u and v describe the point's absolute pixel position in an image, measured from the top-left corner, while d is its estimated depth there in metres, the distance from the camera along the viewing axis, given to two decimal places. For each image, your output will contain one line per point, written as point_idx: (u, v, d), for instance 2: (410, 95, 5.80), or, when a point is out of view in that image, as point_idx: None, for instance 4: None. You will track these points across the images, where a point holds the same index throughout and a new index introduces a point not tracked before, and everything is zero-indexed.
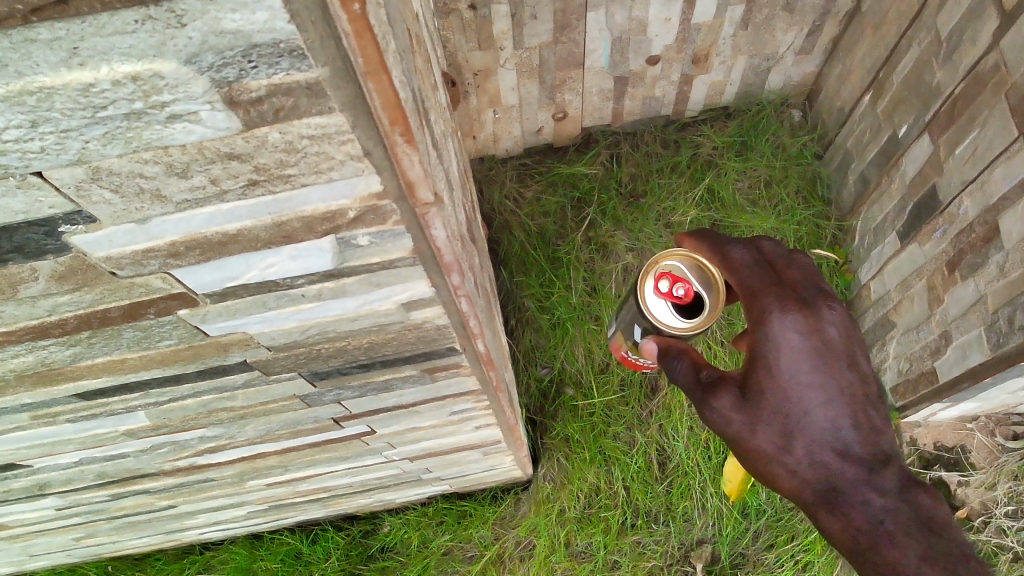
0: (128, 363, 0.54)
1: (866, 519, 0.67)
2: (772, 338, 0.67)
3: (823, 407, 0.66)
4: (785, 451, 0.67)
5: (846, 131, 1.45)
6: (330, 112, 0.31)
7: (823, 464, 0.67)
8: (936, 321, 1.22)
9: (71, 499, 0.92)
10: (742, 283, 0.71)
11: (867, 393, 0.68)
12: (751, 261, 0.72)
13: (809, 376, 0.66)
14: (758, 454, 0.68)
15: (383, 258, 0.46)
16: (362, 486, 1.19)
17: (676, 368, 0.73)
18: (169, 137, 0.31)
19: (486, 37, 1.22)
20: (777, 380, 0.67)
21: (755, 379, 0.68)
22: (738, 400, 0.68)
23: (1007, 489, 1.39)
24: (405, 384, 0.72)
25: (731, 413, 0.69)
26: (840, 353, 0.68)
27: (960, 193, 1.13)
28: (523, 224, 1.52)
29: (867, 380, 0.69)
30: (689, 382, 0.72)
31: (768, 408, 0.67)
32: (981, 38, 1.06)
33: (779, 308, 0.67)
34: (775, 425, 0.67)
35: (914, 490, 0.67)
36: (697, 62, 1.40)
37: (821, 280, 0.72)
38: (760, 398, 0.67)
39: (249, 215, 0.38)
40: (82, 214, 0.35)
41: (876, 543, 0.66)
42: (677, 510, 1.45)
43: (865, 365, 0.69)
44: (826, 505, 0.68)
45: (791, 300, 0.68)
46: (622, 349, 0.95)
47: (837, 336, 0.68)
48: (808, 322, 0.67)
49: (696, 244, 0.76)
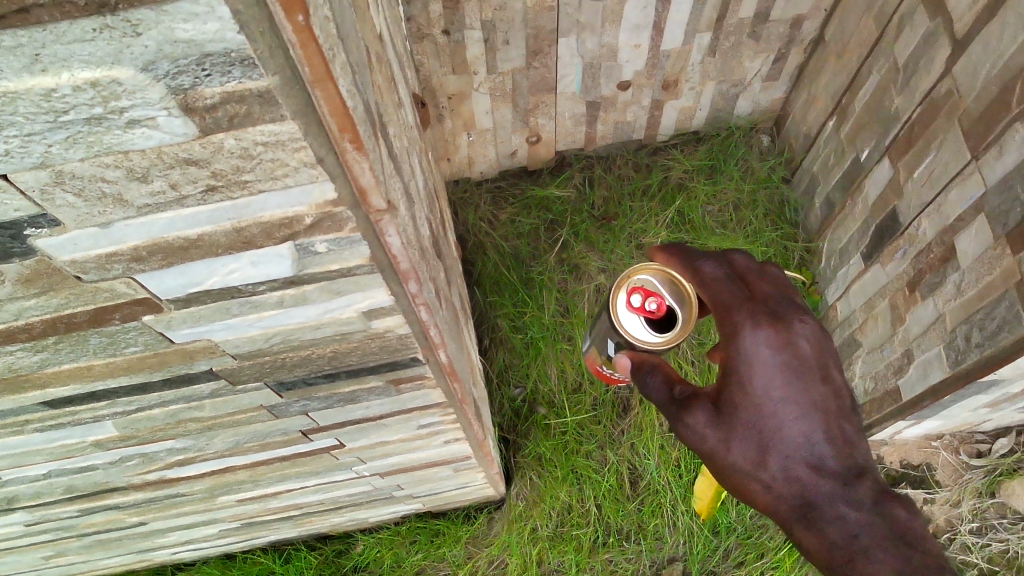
0: (94, 371, 0.55)
1: (841, 533, 0.66)
2: (744, 353, 0.67)
3: (796, 421, 0.67)
4: (761, 467, 0.67)
5: (812, 155, 1.48)
6: (282, 120, 0.34)
7: (798, 479, 0.67)
8: (898, 340, 1.25)
9: (40, 514, 0.92)
10: (714, 298, 0.71)
11: (840, 406, 0.69)
12: (723, 275, 0.72)
13: (782, 391, 0.67)
14: (733, 470, 0.69)
15: (341, 266, 0.48)
16: (334, 503, 1.20)
17: (650, 383, 0.74)
18: (129, 142, 0.33)
19: (459, 61, 1.25)
20: (751, 396, 0.67)
21: (728, 395, 0.68)
22: (712, 416, 0.69)
23: (972, 506, 1.42)
24: (371, 396, 0.74)
25: (706, 429, 0.69)
26: (812, 366, 0.68)
27: (918, 214, 1.17)
28: (498, 246, 1.54)
29: (840, 392, 0.69)
30: (664, 398, 0.73)
31: (743, 425, 0.67)
32: (935, 64, 1.10)
33: (751, 323, 0.68)
34: (749, 441, 0.67)
35: (889, 503, 0.67)
36: (667, 88, 1.43)
37: (794, 293, 0.72)
38: (734, 414, 0.68)
39: (209, 221, 0.40)
40: (46, 217, 0.37)
41: (852, 558, 0.66)
42: (649, 528, 1.47)
43: (837, 378, 0.69)
44: (801, 520, 0.68)
45: (763, 315, 0.68)
46: (598, 363, 0.97)
47: (809, 350, 0.68)
48: (779, 337, 0.68)
49: (668, 259, 0.76)
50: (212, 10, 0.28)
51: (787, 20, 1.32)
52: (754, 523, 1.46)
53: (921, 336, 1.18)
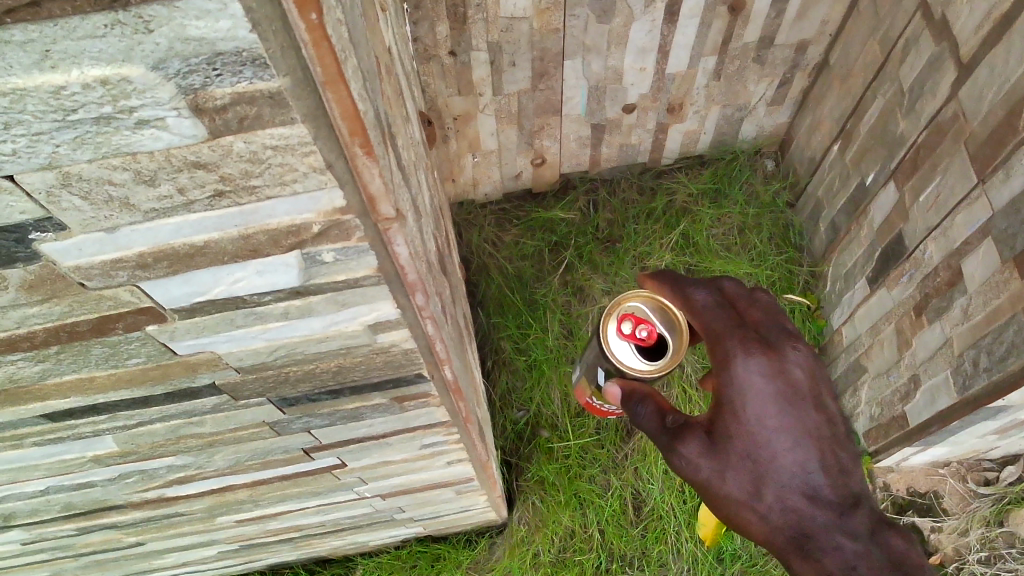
0: (95, 382, 0.55)
1: (838, 564, 0.65)
2: (737, 382, 0.66)
3: (791, 451, 0.66)
4: (756, 498, 0.66)
5: (817, 180, 1.48)
6: (293, 123, 0.33)
7: (794, 509, 0.66)
8: (905, 365, 1.24)
9: (37, 533, 0.91)
10: (705, 325, 0.70)
11: (835, 434, 0.68)
12: (712, 303, 0.71)
13: (776, 420, 0.66)
14: (728, 500, 0.67)
15: (348, 276, 0.47)
16: (335, 526, 1.18)
17: (641, 413, 0.73)
18: (137, 143, 0.33)
19: (466, 82, 1.25)
20: (744, 425, 0.66)
21: (722, 425, 0.67)
22: (705, 446, 0.67)
23: (979, 535, 1.40)
24: (375, 414, 0.73)
25: (699, 459, 0.67)
26: (806, 394, 0.67)
27: (924, 238, 1.16)
28: (502, 267, 1.54)
29: (834, 419, 0.68)
30: (655, 427, 0.72)
31: (737, 454, 0.66)
32: (941, 89, 1.10)
33: (743, 350, 0.67)
34: (744, 471, 0.66)
35: (884, 532, 0.66)
36: (672, 111, 1.43)
37: (784, 319, 0.72)
38: (727, 444, 0.66)
39: (215, 227, 0.40)
40: (52, 221, 0.37)
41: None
42: (652, 554, 1.45)
43: (831, 404, 0.69)
44: (798, 552, 0.66)
45: (754, 342, 0.68)
46: (586, 395, 0.96)
47: (802, 377, 0.67)
48: (772, 364, 0.67)
49: (658, 285, 0.76)
50: (224, 7, 0.27)
51: (791, 45, 1.33)
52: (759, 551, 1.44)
53: (928, 361, 1.17)
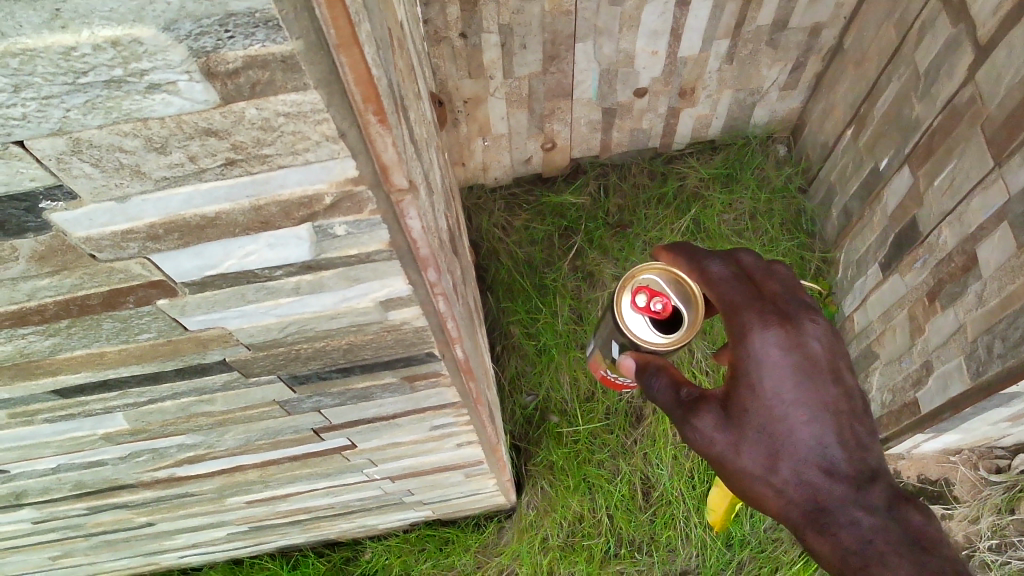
0: (106, 358, 0.55)
1: (855, 539, 0.65)
2: (754, 355, 0.66)
3: (808, 425, 0.65)
4: (772, 472, 0.66)
5: (830, 165, 1.47)
6: (305, 89, 0.33)
7: (810, 483, 0.65)
8: (917, 351, 1.23)
9: (48, 512, 0.91)
10: (721, 297, 0.70)
11: (853, 408, 0.67)
12: (729, 275, 0.71)
13: (793, 394, 0.65)
14: (743, 474, 0.67)
15: (360, 251, 0.47)
16: (344, 508, 1.19)
17: (655, 386, 0.72)
18: (148, 109, 0.32)
19: (476, 65, 1.24)
20: (761, 399, 0.65)
21: (738, 398, 0.67)
22: (721, 419, 0.67)
23: (990, 522, 1.40)
24: (385, 393, 0.73)
25: (715, 433, 0.67)
26: (823, 368, 0.67)
27: (939, 223, 1.15)
28: (511, 252, 1.54)
29: (851, 393, 0.68)
30: (669, 400, 0.71)
31: (753, 428, 0.66)
32: (958, 72, 1.08)
33: (760, 323, 0.67)
34: (760, 445, 0.65)
35: (903, 507, 0.65)
36: (684, 95, 1.42)
37: (802, 292, 0.71)
38: (743, 417, 0.66)
39: (227, 197, 0.39)
40: (63, 188, 0.36)
41: (866, 564, 0.64)
42: (661, 540, 1.45)
43: (849, 378, 0.68)
44: (813, 525, 0.66)
45: (772, 314, 0.67)
46: (601, 368, 0.96)
47: (820, 351, 0.67)
48: (790, 338, 0.66)
49: (673, 257, 0.76)
50: None
51: (806, 28, 1.31)
52: (768, 536, 1.45)
53: (941, 347, 1.16)
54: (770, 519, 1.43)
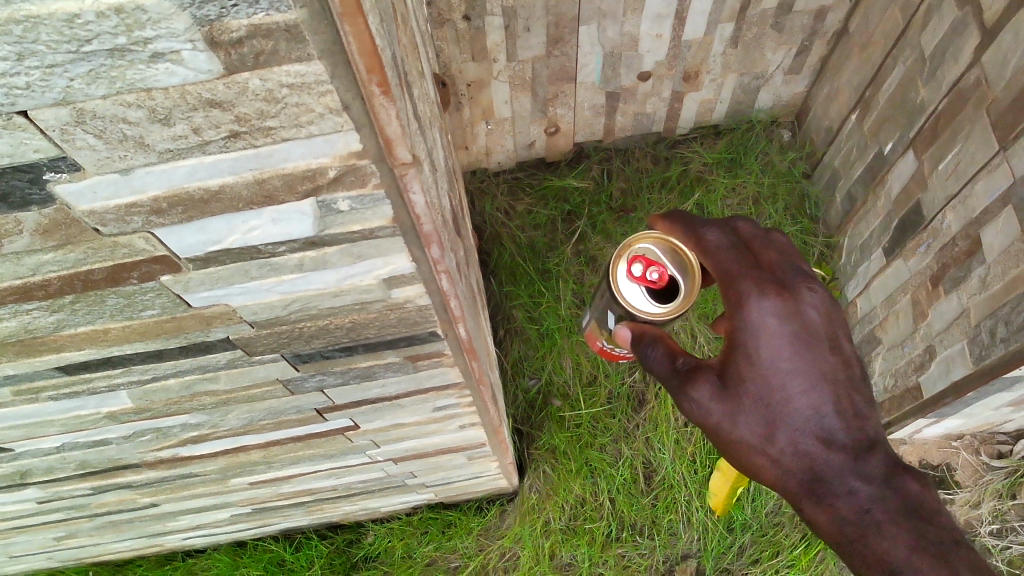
0: (110, 335, 0.55)
1: (852, 508, 0.66)
2: (751, 324, 0.65)
3: (805, 395, 0.65)
4: (768, 442, 0.66)
5: (834, 150, 1.47)
6: (310, 60, 0.33)
7: (807, 453, 0.66)
8: (920, 336, 1.23)
9: (52, 491, 0.92)
10: (718, 266, 0.70)
11: (850, 377, 0.68)
12: (727, 244, 0.70)
13: (790, 363, 0.65)
14: (740, 444, 0.67)
15: (363, 227, 0.47)
16: (347, 490, 1.19)
17: (652, 355, 0.72)
18: (152, 78, 0.32)
19: (480, 48, 1.24)
20: (757, 368, 0.65)
21: (734, 367, 0.67)
22: (717, 389, 0.67)
23: (991, 507, 1.40)
24: (388, 373, 0.73)
25: (711, 403, 0.67)
26: (821, 337, 0.67)
27: (943, 207, 1.15)
28: (514, 236, 1.53)
29: (849, 362, 0.68)
30: (666, 371, 0.71)
31: (750, 398, 0.66)
32: (964, 55, 1.08)
33: (757, 292, 0.66)
34: (757, 415, 0.66)
35: (900, 476, 0.67)
36: (688, 79, 1.41)
37: (800, 260, 0.71)
38: (740, 388, 0.66)
39: (230, 170, 0.39)
40: (66, 160, 0.36)
41: (863, 533, 0.66)
42: (662, 523, 1.46)
43: (847, 347, 0.68)
44: (810, 494, 0.67)
45: (769, 282, 0.67)
46: (597, 339, 0.96)
47: (818, 319, 0.67)
48: (787, 306, 0.66)
49: (670, 226, 0.75)
50: None
51: (811, 12, 1.30)
52: (770, 521, 1.45)
53: (944, 332, 1.16)
54: (771, 503, 1.44)
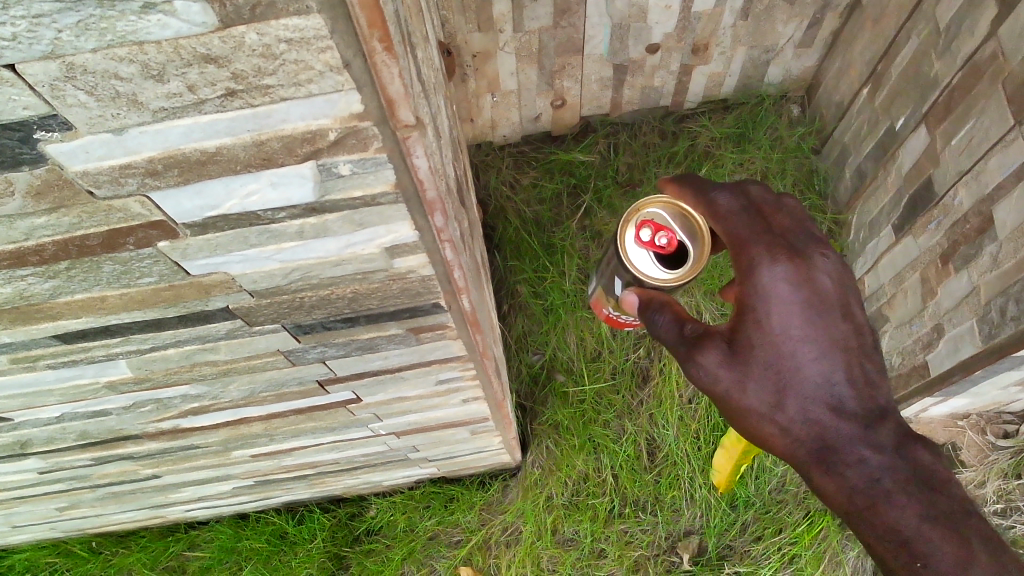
0: (108, 303, 0.54)
1: (863, 478, 0.66)
2: (762, 290, 0.64)
3: (815, 362, 0.64)
4: (778, 410, 0.65)
5: (844, 125, 1.44)
6: (308, 13, 0.32)
7: (816, 421, 0.65)
8: (929, 314, 1.22)
9: (53, 461, 0.92)
10: (729, 231, 0.67)
11: (862, 344, 0.67)
12: (737, 208, 0.68)
13: (801, 330, 0.64)
14: (748, 412, 0.66)
15: (365, 193, 0.46)
16: (350, 463, 1.19)
17: (658, 322, 0.71)
18: (144, 31, 0.31)
19: (485, 18, 1.21)
20: (767, 334, 0.64)
21: (744, 334, 0.65)
22: (727, 356, 0.66)
23: (996, 487, 1.40)
24: (391, 344, 0.72)
25: (719, 369, 0.66)
26: (833, 304, 0.65)
27: (955, 183, 1.13)
28: (519, 210, 1.52)
29: (860, 330, 0.67)
30: (673, 338, 0.69)
31: (760, 364, 0.65)
32: (980, 27, 1.06)
33: (769, 257, 0.65)
34: (766, 382, 0.65)
35: (910, 446, 0.67)
36: (697, 52, 1.39)
37: (811, 225, 0.69)
38: (750, 354, 0.65)
39: (228, 131, 0.38)
40: (57, 118, 0.35)
41: (874, 502, 0.66)
42: (665, 499, 1.46)
43: (858, 315, 0.67)
44: (819, 464, 0.66)
45: (780, 248, 0.65)
46: (604, 307, 0.95)
47: (829, 286, 0.66)
48: (798, 272, 0.64)
49: (678, 190, 0.72)
50: None
51: None
52: (773, 498, 1.45)
53: (953, 310, 1.15)
54: (775, 481, 1.44)
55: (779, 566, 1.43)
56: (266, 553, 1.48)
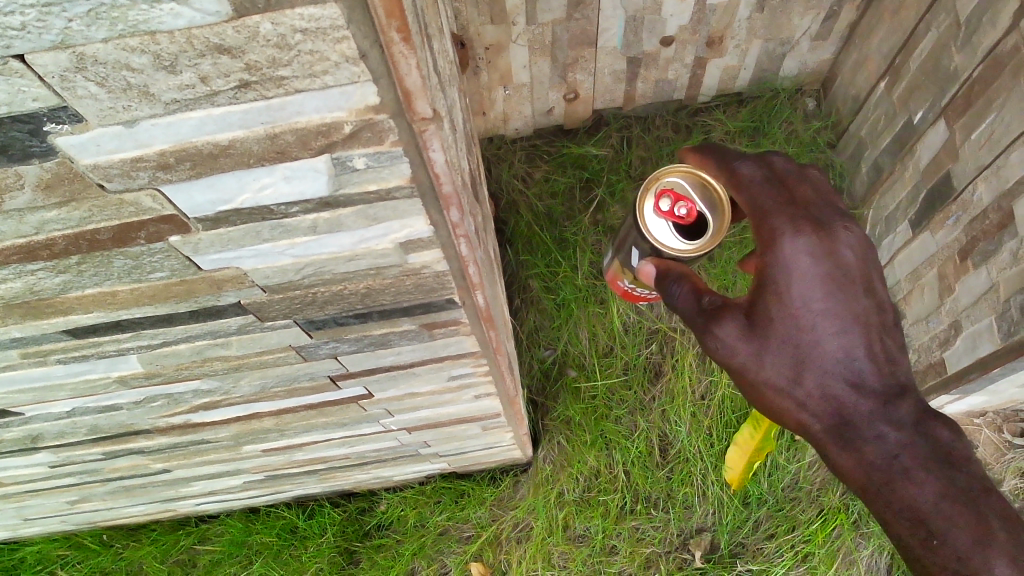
0: (119, 297, 0.53)
1: (881, 454, 0.64)
2: (783, 260, 0.63)
3: (836, 335, 0.63)
4: (796, 384, 0.64)
5: (861, 119, 1.42)
6: (324, 2, 0.31)
7: (835, 396, 0.64)
8: (946, 310, 1.20)
9: (64, 455, 0.91)
10: (750, 199, 0.68)
11: (884, 322, 0.65)
12: (761, 182, 0.68)
13: (822, 302, 0.63)
14: (765, 387, 0.65)
15: (380, 187, 0.45)
16: (360, 458, 1.18)
17: (676, 293, 0.69)
18: (156, 20, 0.30)
19: (498, 10, 1.20)
20: (788, 306, 0.63)
21: (762, 306, 0.64)
22: (745, 328, 0.64)
23: (1013, 485, 1.38)
24: (404, 340, 0.71)
25: (737, 341, 0.65)
26: (855, 278, 0.64)
27: (974, 178, 1.11)
28: (531, 204, 1.50)
29: (882, 307, 0.66)
30: (689, 309, 0.68)
31: (779, 336, 0.63)
32: (1001, 20, 1.04)
33: (792, 228, 0.64)
34: (786, 355, 0.63)
35: (931, 424, 0.65)
36: (712, 45, 1.37)
37: (836, 201, 0.69)
38: (769, 327, 0.64)
39: (241, 124, 0.37)
40: (67, 110, 0.34)
41: (891, 479, 0.64)
42: (677, 496, 1.45)
43: (881, 291, 0.66)
44: (838, 440, 0.65)
45: (804, 219, 0.65)
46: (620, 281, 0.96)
47: (852, 260, 0.65)
48: (822, 243, 0.64)
49: (704, 161, 0.73)
50: None
51: None
52: (786, 495, 1.44)
53: (971, 307, 1.14)
54: (788, 478, 1.43)
55: (792, 565, 1.42)
56: (277, 547, 1.48)
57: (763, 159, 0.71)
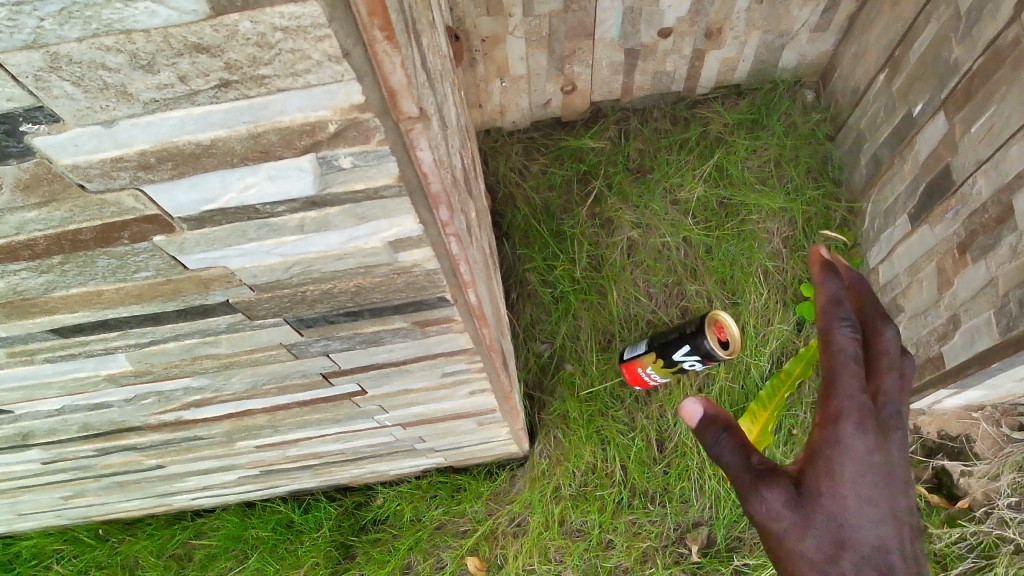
0: (105, 297, 0.52)
1: None
2: (840, 437, 0.64)
3: (876, 527, 0.63)
4: (831, 565, 0.62)
5: (859, 112, 1.41)
6: (304, 1, 0.30)
7: None
8: (944, 305, 1.20)
9: (56, 452, 0.91)
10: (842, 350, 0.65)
11: (916, 536, 0.65)
12: (858, 351, 0.65)
13: (868, 488, 0.63)
14: (799, 560, 0.63)
15: (367, 185, 0.44)
16: (354, 453, 1.18)
17: (720, 445, 0.68)
18: (131, 19, 0.30)
19: (495, 2, 1.19)
20: (836, 482, 0.63)
21: (811, 479, 0.64)
22: (790, 495, 0.64)
23: (1012, 480, 1.32)
24: (396, 338, 0.70)
25: (781, 508, 0.64)
26: (899, 480, 0.65)
27: (973, 172, 1.10)
28: (528, 197, 1.49)
29: (914, 521, 0.66)
30: (735, 466, 0.67)
31: (825, 511, 0.63)
32: (1002, 12, 1.02)
33: (858, 413, 0.64)
34: (829, 529, 0.62)
35: None
36: (710, 36, 1.36)
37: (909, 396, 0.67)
38: (816, 497, 0.63)
39: (223, 124, 0.36)
40: (43, 110, 0.34)
41: None
42: (674, 490, 1.45)
43: (916, 509, 0.66)
44: None
45: (872, 412, 0.65)
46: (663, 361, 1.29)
47: (898, 461, 0.65)
48: (878, 437, 0.64)
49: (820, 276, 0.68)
50: None
51: None
52: None
53: (970, 301, 1.13)
54: None
55: None
56: (272, 542, 1.48)
57: (867, 321, 0.69)
